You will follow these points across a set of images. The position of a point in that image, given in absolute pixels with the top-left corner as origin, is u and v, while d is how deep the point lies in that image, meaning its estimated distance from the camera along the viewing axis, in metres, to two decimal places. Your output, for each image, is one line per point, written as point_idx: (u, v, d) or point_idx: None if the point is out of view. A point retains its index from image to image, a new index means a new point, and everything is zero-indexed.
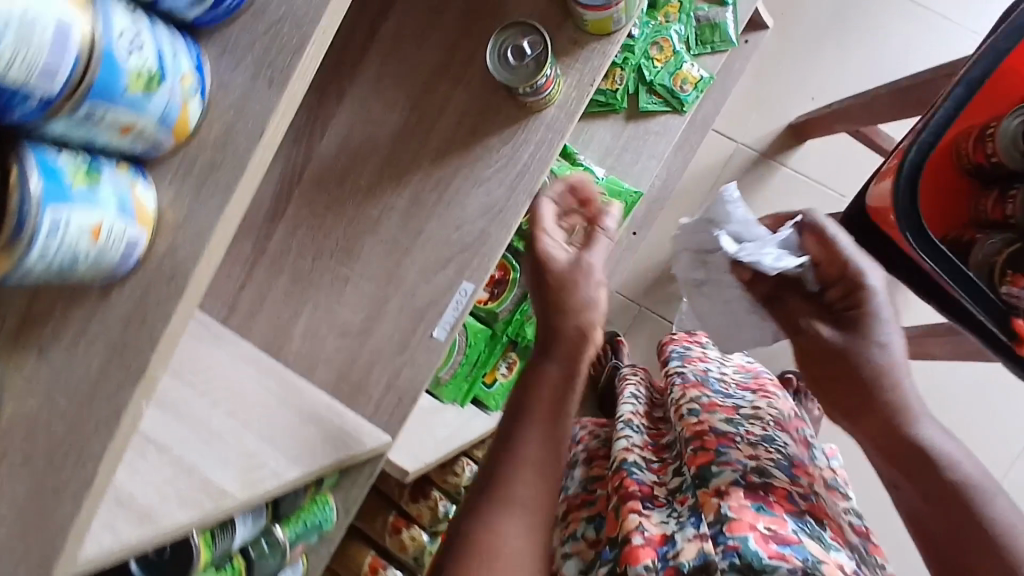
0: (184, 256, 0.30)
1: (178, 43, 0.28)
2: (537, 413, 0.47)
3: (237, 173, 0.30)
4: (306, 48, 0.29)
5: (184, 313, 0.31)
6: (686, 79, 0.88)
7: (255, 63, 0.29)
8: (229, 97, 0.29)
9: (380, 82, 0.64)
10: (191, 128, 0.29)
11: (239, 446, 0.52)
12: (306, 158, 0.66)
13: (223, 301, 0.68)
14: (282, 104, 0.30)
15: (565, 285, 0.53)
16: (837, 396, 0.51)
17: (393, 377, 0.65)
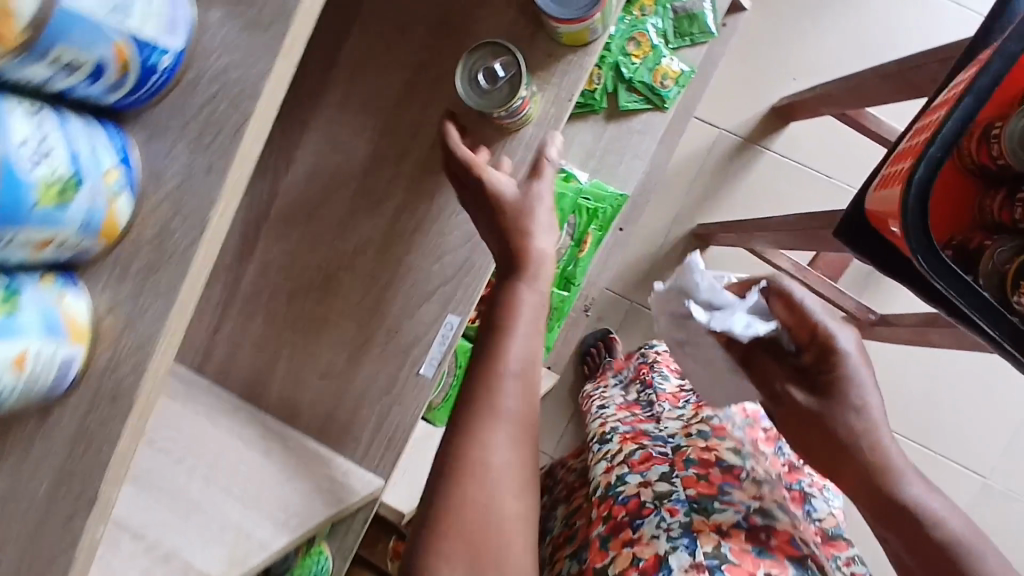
0: (126, 372, 0.29)
1: (101, 136, 0.26)
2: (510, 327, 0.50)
3: (179, 275, 0.29)
4: (246, 128, 0.29)
5: (136, 425, 0.30)
6: (666, 74, 0.84)
7: (189, 146, 0.29)
8: (163, 187, 0.29)
9: (344, 109, 0.60)
10: (124, 225, 0.29)
11: (221, 516, 0.49)
12: (272, 194, 0.62)
13: (197, 349, 0.65)
14: (225, 190, 0.30)
15: (522, 211, 0.52)
16: (815, 450, 0.54)
17: (382, 419, 0.62)
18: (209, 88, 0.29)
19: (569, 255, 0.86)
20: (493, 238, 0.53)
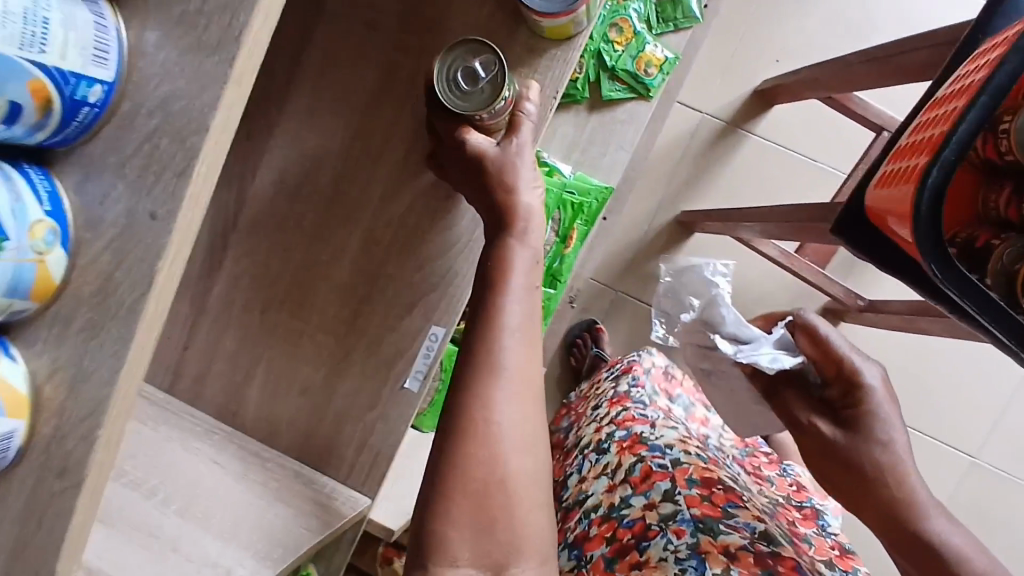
0: (75, 439, 0.27)
1: (22, 184, 0.24)
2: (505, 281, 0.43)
3: (130, 329, 0.27)
4: (195, 166, 0.27)
5: (95, 490, 0.28)
6: (651, 62, 0.80)
7: (129, 189, 0.27)
8: (103, 237, 0.27)
9: (312, 111, 0.56)
10: (59, 280, 0.26)
11: (198, 555, 0.47)
12: (238, 203, 0.58)
13: (167, 368, 0.62)
14: (176, 235, 0.27)
15: (504, 169, 0.46)
16: (834, 477, 0.54)
17: (366, 436, 0.59)
18: (150, 119, 0.27)
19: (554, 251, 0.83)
20: (478, 203, 0.48)
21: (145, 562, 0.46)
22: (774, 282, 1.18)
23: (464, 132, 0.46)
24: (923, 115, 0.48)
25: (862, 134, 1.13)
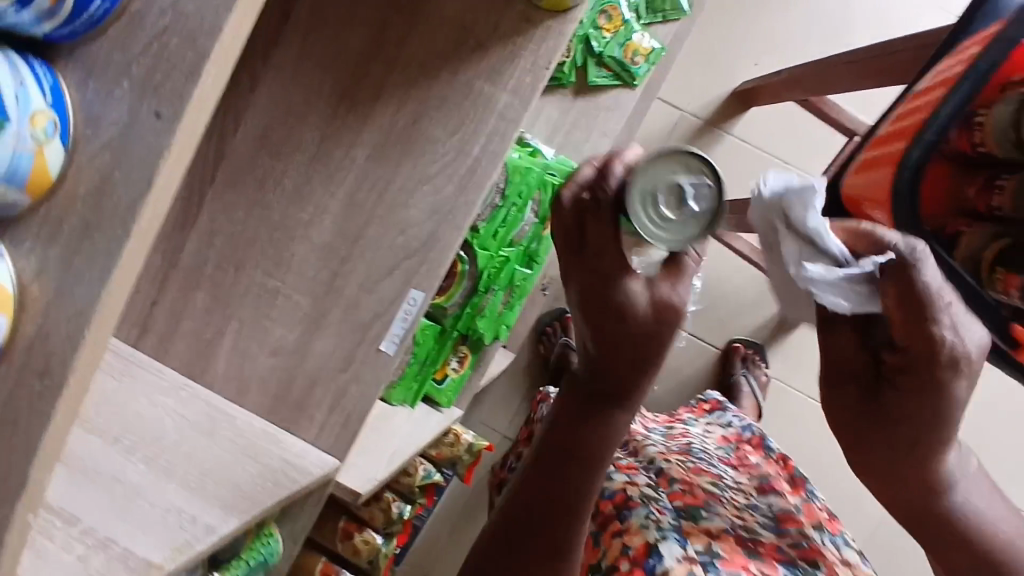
0: (59, 344, 0.23)
1: (19, 70, 0.20)
2: (585, 455, 0.47)
3: (121, 236, 0.22)
4: (204, 69, 0.22)
5: (71, 409, 0.24)
6: (637, 51, 0.82)
7: (134, 89, 0.22)
8: (101, 136, 0.22)
9: (298, 67, 0.55)
10: (53, 175, 0.22)
11: (163, 503, 0.44)
12: (218, 156, 0.57)
13: (133, 322, 0.60)
14: (178, 141, 0.22)
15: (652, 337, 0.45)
16: (883, 451, 0.45)
17: (338, 397, 0.59)
18: (159, 17, 0.22)
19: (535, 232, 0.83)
20: (592, 300, 0.45)
21: (108, 502, 0.43)
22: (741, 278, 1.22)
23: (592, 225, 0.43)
24: (902, 108, 0.53)
25: (832, 138, 1.17)
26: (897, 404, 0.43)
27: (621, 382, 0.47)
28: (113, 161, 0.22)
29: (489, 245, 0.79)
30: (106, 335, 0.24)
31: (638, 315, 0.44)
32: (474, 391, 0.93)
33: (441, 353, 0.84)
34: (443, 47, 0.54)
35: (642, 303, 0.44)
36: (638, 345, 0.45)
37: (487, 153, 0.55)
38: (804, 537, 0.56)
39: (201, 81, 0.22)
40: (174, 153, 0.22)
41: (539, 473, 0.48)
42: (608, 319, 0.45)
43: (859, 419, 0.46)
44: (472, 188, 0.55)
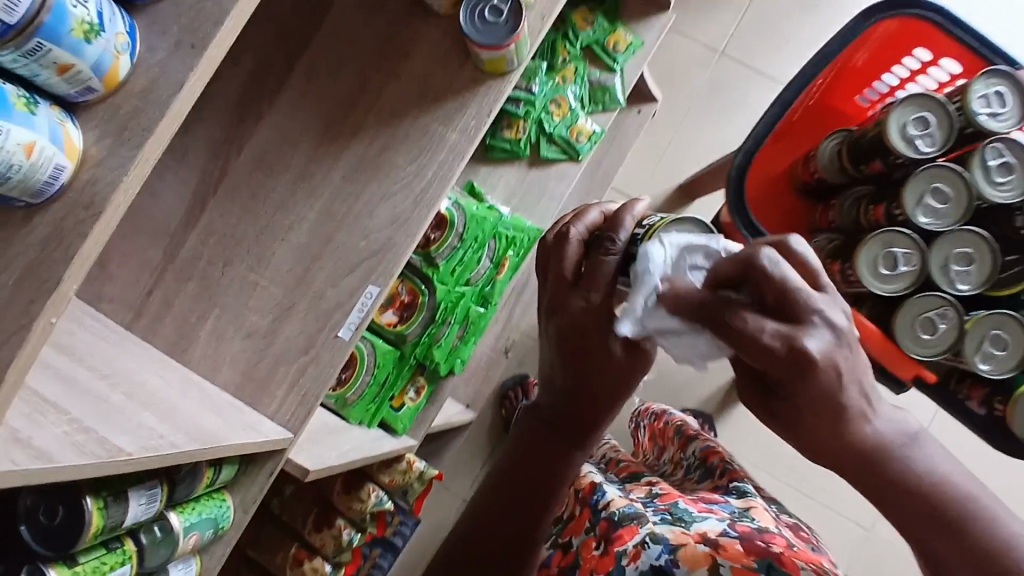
0: (104, 185, 0.37)
1: (115, 13, 0.37)
2: (552, 460, 0.61)
3: (157, 117, 0.37)
4: (224, 22, 0.38)
5: (100, 234, 0.37)
6: (582, 132, 1.00)
7: (179, 33, 0.38)
8: (155, 57, 0.38)
9: (295, 107, 0.71)
10: (120, 77, 0.37)
11: (137, 420, 0.53)
12: (223, 172, 0.72)
13: (129, 306, 0.71)
14: (201, 66, 0.38)
15: (608, 365, 0.57)
16: (807, 442, 0.48)
17: (297, 377, 0.68)
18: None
19: (488, 276, 0.96)
20: (565, 345, 0.58)
21: (92, 406, 0.51)
22: None
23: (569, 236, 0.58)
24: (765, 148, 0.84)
25: None
26: (786, 407, 0.47)
27: (583, 421, 0.60)
28: (160, 71, 0.38)
29: (447, 280, 0.92)
30: (134, 190, 0.38)
31: (614, 359, 0.57)
32: (429, 427, 1.00)
33: (397, 379, 0.93)
34: (409, 97, 0.70)
35: (618, 348, 0.57)
36: (607, 385, 0.58)
37: (438, 177, 0.69)
38: (725, 466, 0.79)
39: (222, 28, 0.39)
40: (199, 70, 0.38)
41: (512, 472, 0.62)
42: (588, 359, 0.58)
43: (778, 423, 0.49)
44: (425, 204, 0.69)
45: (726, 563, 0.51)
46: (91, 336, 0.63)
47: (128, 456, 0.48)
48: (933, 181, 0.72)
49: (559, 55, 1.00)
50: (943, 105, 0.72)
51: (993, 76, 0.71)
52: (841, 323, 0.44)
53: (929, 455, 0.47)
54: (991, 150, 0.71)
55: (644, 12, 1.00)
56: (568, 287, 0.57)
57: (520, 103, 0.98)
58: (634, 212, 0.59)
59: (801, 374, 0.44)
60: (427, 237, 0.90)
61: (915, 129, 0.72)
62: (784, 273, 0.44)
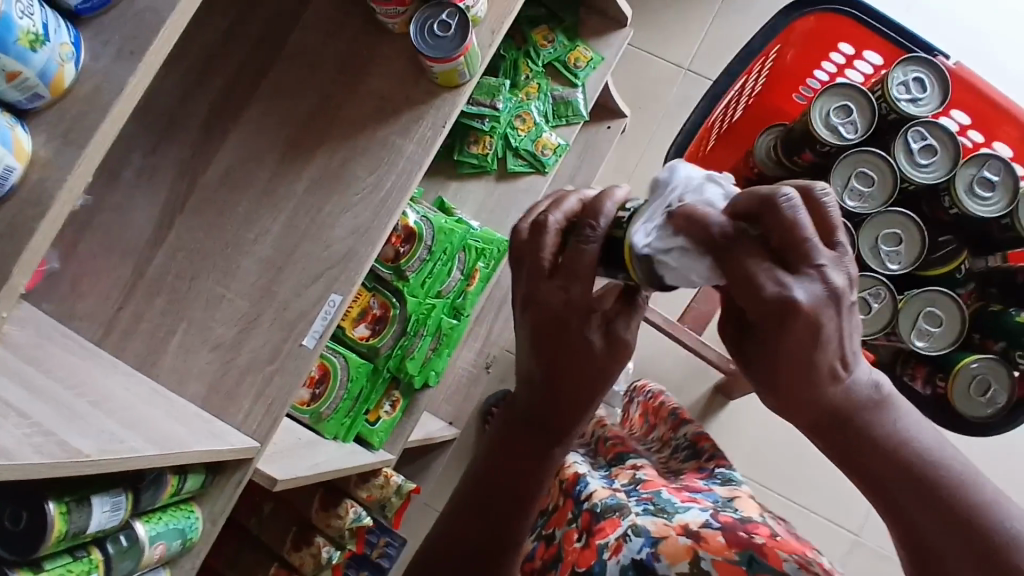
0: (50, 185, 0.39)
1: (60, 24, 0.39)
2: (526, 458, 0.58)
3: (99, 119, 0.40)
4: (162, 28, 0.41)
5: (48, 229, 0.39)
6: (546, 145, 1.04)
7: (120, 42, 0.41)
8: (98, 63, 0.41)
9: (259, 125, 0.73)
10: (67, 84, 0.40)
11: (99, 426, 0.55)
12: (189, 189, 0.74)
13: (99, 323, 0.72)
14: (140, 70, 0.41)
15: (588, 356, 0.53)
16: (783, 398, 0.47)
17: (263, 388, 0.69)
18: (138, 6, 0.41)
19: (459, 288, 0.99)
20: (539, 340, 0.54)
21: (55, 412, 0.53)
22: (673, 359, 1.32)
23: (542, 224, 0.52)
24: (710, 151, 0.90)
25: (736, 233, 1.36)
26: (759, 354, 0.47)
27: (556, 418, 0.57)
28: (103, 78, 0.40)
29: (418, 292, 0.93)
30: (76, 193, 0.40)
31: (593, 354, 0.53)
32: (405, 441, 1.00)
33: (371, 393, 0.94)
34: (368, 111, 0.72)
35: (598, 341, 0.53)
36: (581, 386, 0.55)
37: (397, 187, 0.71)
38: (713, 453, 0.80)
39: (160, 36, 0.41)
40: (139, 73, 0.41)
41: (487, 468, 0.60)
42: (564, 358, 0.54)
43: (756, 377, 0.48)
44: (385, 212, 0.71)
45: (707, 556, 0.51)
46: (57, 351, 0.64)
47: (86, 457, 0.50)
48: (858, 165, 0.81)
49: (522, 73, 1.04)
50: (865, 97, 0.81)
51: (909, 64, 0.80)
52: (837, 281, 0.42)
53: (894, 418, 0.47)
54: (913, 133, 0.81)
55: (604, 28, 1.04)
56: (545, 281, 0.52)
57: (486, 118, 1.01)
58: (615, 197, 0.51)
59: (783, 322, 0.42)
60: (395, 251, 0.91)
61: (838, 117, 0.80)
62: (796, 218, 0.41)
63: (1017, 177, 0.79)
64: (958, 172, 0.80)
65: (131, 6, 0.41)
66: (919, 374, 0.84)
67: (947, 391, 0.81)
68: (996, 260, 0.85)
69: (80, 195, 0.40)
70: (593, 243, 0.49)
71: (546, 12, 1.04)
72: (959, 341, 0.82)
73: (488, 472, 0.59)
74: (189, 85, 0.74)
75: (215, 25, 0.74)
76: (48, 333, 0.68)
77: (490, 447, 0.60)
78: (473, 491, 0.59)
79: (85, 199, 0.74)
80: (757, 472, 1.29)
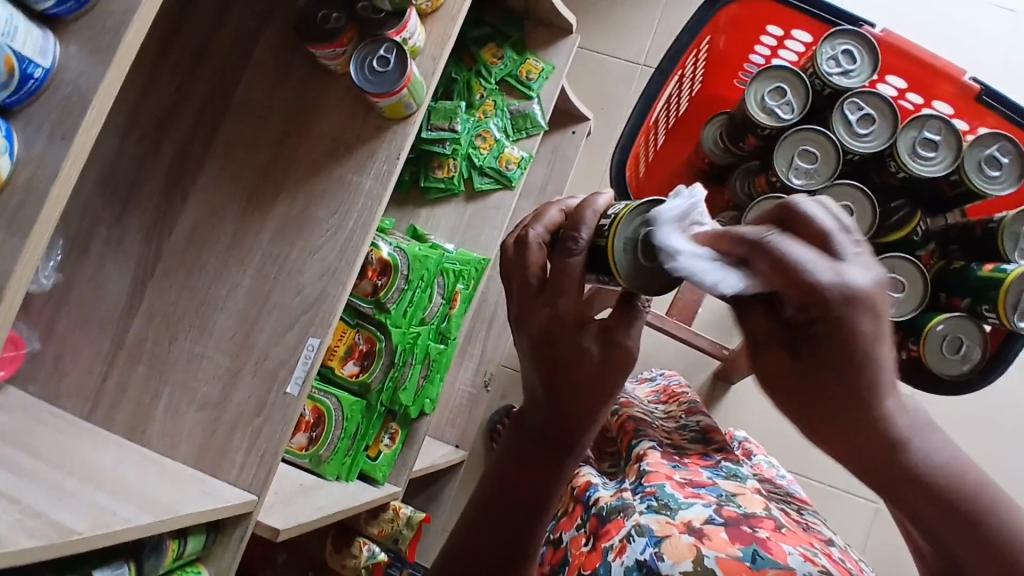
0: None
1: None
2: (533, 471, 0.56)
3: (39, 206, 0.42)
4: (88, 111, 0.44)
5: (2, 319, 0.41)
6: (510, 160, 1.05)
7: (50, 129, 0.43)
8: (31, 152, 0.43)
9: (217, 181, 0.74)
10: (5, 175, 0.42)
11: (91, 501, 0.55)
12: (157, 254, 0.74)
13: (85, 398, 0.72)
14: (72, 153, 0.43)
15: (581, 369, 0.50)
16: (831, 419, 0.44)
17: (254, 440, 0.70)
18: (64, 91, 0.44)
19: (443, 312, 1.00)
20: (532, 347, 0.51)
21: (44, 492, 0.54)
22: (669, 353, 1.32)
23: (524, 238, 0.53)
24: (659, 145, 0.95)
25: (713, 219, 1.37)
26: (816, 367, 0.44)
27: (564, 434, 0.54)
28: (38, 164, 0.43)
29: (401, 322, 0.91)
30: (29, 276, 0.42)
31: (590, 361, 0.50)
32: (410, 471, 1.00)
33: (369, 428, 0.94)
34: (322, 153, 0.73)
35: (596, 349, 0.50)
36: (585, 398, 0.51)
37: (359, 225, 0.72)
38: (723, 445, 0.79)
39: (86, 116, 0.44)
40: (72, 155, 0.43)
41: (497, 478, 0.58)
42: (563, 370, 0.50)
43: (809, 403, 0.45)
44: (351, 251, 0.71)
45: (711, 553, 0.48)
46: (43, 432, 0.65)
47: (79, 534, 0.49)
48: (800, 143, 0.82)
49: (476, 92, 1.05)
50: (797, 77, 0.82)
51: (837, 37, 0.81)
52: (880, 267, 0.41)
53: (941, 443, 0.42)
54: (851, 104, 0.82)
55: (552, 39, 1.05)
56: (533, 293, 0.51)
57: (446, 143, 1.01)
58: (595, 206, 0.52)
59: (848, 313, 0.40)
60: (373, 285, 0.88)
61: (773, 99, 0.83)
62: (822, 217, 0.40)
63: (958, 133, 0.79)
64: (897, 138, 0.81)
65: (57, 91, 0.44)
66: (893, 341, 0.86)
67: (919, 354, 0.82)
68: (955, 216, 0.87)
69: (30, 281, 0.43)
70: (578, 254, 0.50)
71: (491, 31, 1.05)
72: (923, 306, 0.83)
73: (497, 484, 0.58)
74: (145, 152, 0.75)
75: (162, 89, 0.75)
76: (34, 416, 0.68)
77: (499, 470, 0.58)
78: (484, 496, 0.58)
79: (57, 278, 0.75)
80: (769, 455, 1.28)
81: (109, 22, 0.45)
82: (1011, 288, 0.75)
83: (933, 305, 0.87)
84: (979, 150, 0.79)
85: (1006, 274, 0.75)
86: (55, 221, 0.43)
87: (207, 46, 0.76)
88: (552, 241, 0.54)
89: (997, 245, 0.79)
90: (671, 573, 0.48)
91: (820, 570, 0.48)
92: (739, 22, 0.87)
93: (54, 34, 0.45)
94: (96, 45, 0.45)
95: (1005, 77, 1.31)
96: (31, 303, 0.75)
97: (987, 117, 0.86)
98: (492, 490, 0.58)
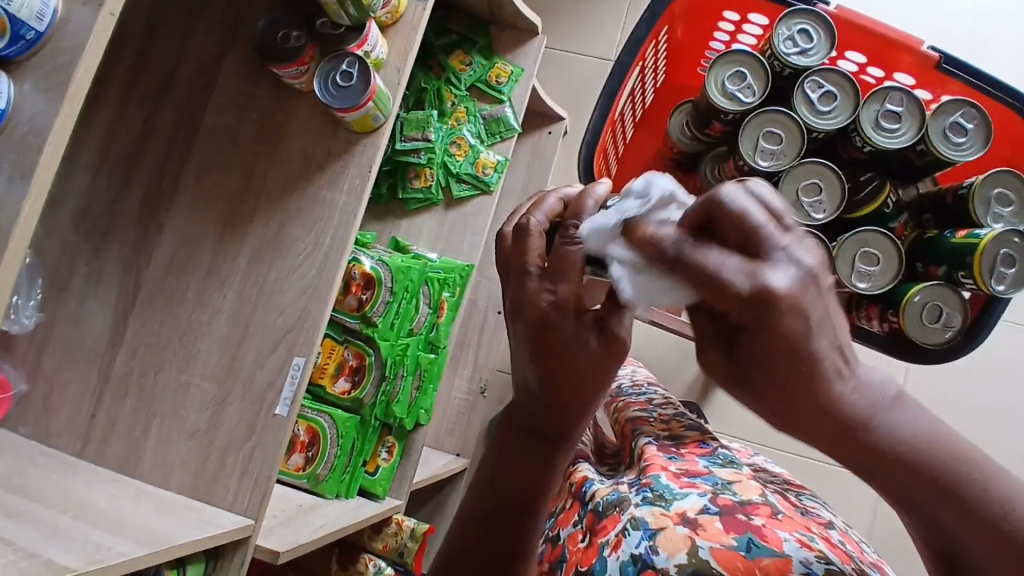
0: None
1: None
2: (523, 463, 0.57)
3: (2, 247, 0.42)
4: (45, 147, 0.44)
5: None
6: (486, 165, 1.05)
7: (9, 170, 0.43)
8: None
9: (191, 209, 0.74)
10: None
11: (84, 538, 0.54)
12: (137, 286, 0.74)
13: (76, 435, 0.72)
14: (32, 192, 0.43)
15: (565, 366, 0.50)
16: (782, 411, 0.41)
17: (246, 464, 0.69)
18: (21, 129, 0.44)
19: (432, 320, 1.00)
20: (523, 341, 0.50)
21: (36, 533, 0.53)
22: (663, 345, 1.32)
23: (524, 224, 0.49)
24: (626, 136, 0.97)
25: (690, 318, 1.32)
26: (752, 366, 0.40)
27: (558, 426, 0.55)
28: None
29: (389, 335, 0.91)
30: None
31: (580, 351, 0.49)
32: (411, 483, 1.00)
33: (366, 444, 0.93)
34: (294, 172, 0.73)
35: (593, 340, 0.49)
36: (575, 386, 0.51)
37: (337, 241, 0.72)
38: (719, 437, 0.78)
39: (43, 153, 0.43)
40: (32, 193, 0.43)
41: (488, 475, 0.59)
42: (556, 361, 0.50)
43: (759, 396, 0.42)
44: (330, 266, 0.71)
45: (705, 545, 0.48)
46: (33, 473, 0.64)
47: (72, 571, 0.49)
48: (765, 125, 0.82)
49: (447, 100, 1.06)
50: (753, 59, 0.82)
51: (793, 17, 0.81)
52: (812, 260, 0.36)
53: (912, 415, 0.41)
54: (811, 83, 0.82)
55: (518, 41, 1.06)
56: (532, 282, 0.48)
57: (421, 152, 1.02)
58: (596, 193, 0.50)
59: (765, 318, 0.36)
60: (358, 300, 0.87)
61: (734, 84, 0.83)
62: (747, 208, 0.36)
63: (920, 101, 0.80)
64: (861, 112, 0.81)
65: (14, 130, 0.44)
66: (874, 314, 0.86)
67: (900, 325, 0.82)
68: (926, 184, 0.88)
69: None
70: (580, 243, 0.46)
71: (458, 38, 1.05)
72: (899, 278, 0.83)
73: (490, 480, 0.59)
74: (117, 185, 0.75)
75: (129, 124, 0.75)
76: (26, 458, 0.68)
77: (491, 469, 0.59)
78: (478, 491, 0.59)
79: (37, 316, 0.74)
80: (770, 439, 1.28)
81: (61, 58, 0.45)
82: (984, 253, 0.75)
83: (910, 274, 0.87)
84: (942, 117, 0.80)
85: (979, 239, 0.76)
86: (20, 258, 0.43)
87: (169, 76, 0.75)
88: (552, 230, 0.51)
89: (969, 210, 0.81)
90: (667, 566, 0.48)
91: (817, 557, 0.48)
92: (694, 10, 0.88)
93: (7, 75, 0.45)
94: (50, 82, 0.45)
95: (972, 44, 1.32)
96: (16, 344, 0.75)
97: (951, 86, 0.86)
98: (486, 490, 0.59)
